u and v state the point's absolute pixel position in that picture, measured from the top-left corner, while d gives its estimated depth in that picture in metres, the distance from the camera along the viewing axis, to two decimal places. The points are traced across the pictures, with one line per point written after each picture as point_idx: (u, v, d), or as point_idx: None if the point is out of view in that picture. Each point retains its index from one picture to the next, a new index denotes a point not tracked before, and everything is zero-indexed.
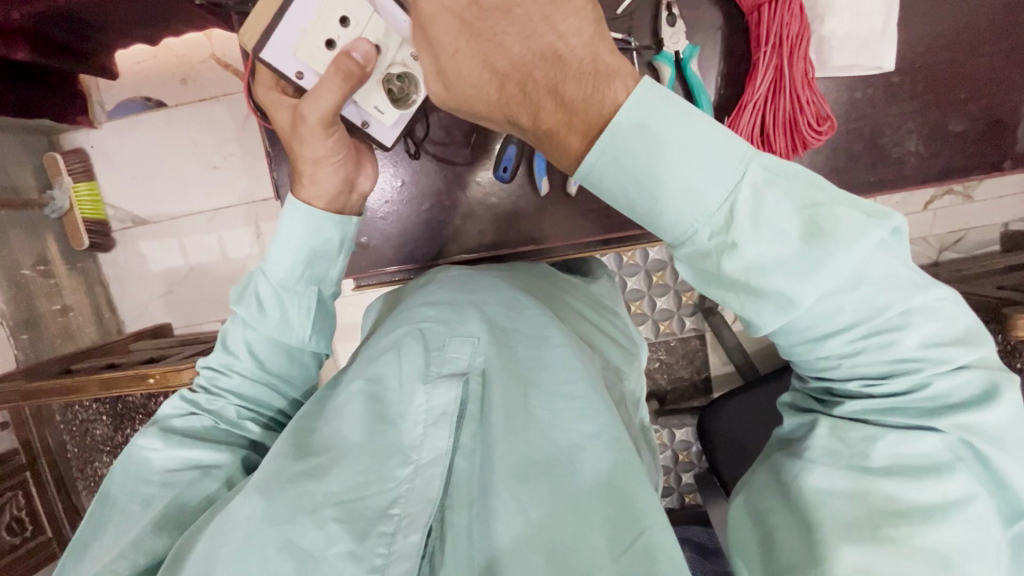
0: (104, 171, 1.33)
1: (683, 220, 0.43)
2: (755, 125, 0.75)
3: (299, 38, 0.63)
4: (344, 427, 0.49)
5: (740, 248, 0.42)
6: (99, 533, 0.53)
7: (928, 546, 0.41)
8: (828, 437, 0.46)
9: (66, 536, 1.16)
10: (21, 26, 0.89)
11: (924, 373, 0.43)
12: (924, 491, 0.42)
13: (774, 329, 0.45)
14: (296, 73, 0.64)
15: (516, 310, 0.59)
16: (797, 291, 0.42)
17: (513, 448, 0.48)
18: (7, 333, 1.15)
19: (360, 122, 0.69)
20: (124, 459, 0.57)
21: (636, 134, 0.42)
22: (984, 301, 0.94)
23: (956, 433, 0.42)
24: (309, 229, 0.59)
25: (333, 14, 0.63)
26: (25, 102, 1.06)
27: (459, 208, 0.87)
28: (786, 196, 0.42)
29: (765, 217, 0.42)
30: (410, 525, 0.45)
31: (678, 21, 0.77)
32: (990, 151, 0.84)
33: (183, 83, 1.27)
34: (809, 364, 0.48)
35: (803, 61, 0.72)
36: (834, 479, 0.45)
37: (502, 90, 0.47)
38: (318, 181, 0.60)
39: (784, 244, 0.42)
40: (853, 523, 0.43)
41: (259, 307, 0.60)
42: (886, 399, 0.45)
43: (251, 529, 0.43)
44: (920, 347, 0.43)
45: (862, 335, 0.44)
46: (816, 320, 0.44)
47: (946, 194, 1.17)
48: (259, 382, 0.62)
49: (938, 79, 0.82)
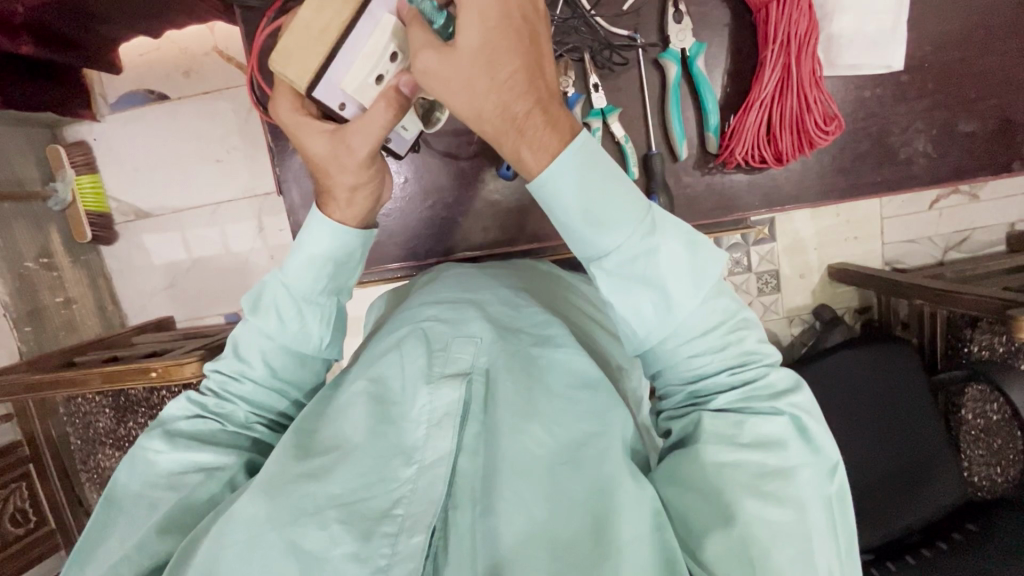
0: (106, 164, 1.32)
1: (608, 222, 0.48)
2: (761, 124, 0.75)
3: (348, 70, 0.54)
4: (352, 427, 0.49)
5: (659, 250, 0.48)
6: (106, 529, 0.53)
7: (783, 504, 0.45)
8: (710, 420, 0.48)
9: (69, 528, 1.17)
10: (23, 19, 0.89)
11: (763, 366, 0.50)
12: (779, 460, 0.46)
13: (665, 327, 0.49)
14: (338, 105, 0.55)
15: (516, 308, 0.58)
16: (678, 293, 0.48)
17: (511, 446, 0.48)
18: (9, 325, 1.16)
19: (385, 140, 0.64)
20: (130, 459, 0.57)
21: (590, 166, 0.47)
22: (986, 302, 0.89)
23: (791, 411, 0.48)
24: (337, 246, 0.58)
25: (385, 45, 0.53)
26: (25, 95, 1.05)
27: (462, 206, 0.87)
28: (673, 220, 0.50)
29: (661, 229, 0.48)
30: (414, 525, 0.44)
31: (684, 18, 0.77)
32: (999, 152, 0.84)
33: (186, 77, 1.27)
34: (679, 366, 0.51)
35: (811, 59, 0.71)
36: (722, 454, 0.46)
37: (491, 74, 0.44)
38: (355, 205, 0.57)
39: (674, 248, 0.48)
40: (744, 483, 0.45)
41: (278, 319, 0.59)
42: (741, 389, 0.49)
43: (255, 529, 0.44)
44: (760, 344, 0.51)
45: (726, 331, 0.51)
46: (694, 319, 0.49)
47: (952, 194, 1.16)
48: (270, 388, 0.60)
49: (949, 77, 0.81)
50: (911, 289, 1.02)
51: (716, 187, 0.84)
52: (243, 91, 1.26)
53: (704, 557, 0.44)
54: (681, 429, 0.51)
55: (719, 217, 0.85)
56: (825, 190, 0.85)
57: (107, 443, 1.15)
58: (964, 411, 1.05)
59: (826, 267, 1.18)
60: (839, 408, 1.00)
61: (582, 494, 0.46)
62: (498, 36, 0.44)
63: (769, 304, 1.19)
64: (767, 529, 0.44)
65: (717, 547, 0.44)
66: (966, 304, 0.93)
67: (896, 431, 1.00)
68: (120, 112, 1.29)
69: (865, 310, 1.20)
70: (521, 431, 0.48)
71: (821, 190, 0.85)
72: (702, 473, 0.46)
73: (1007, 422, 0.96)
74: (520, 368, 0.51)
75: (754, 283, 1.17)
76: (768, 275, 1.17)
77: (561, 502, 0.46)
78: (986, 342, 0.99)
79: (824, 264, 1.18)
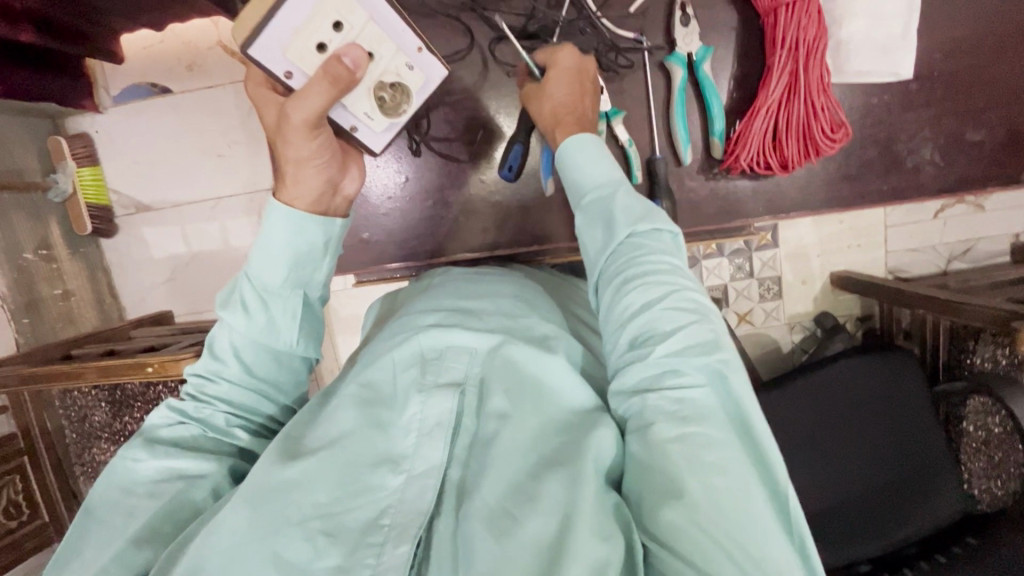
0: (107, 156, 1.32)
1: (583, 175, 0.61)
2: (767, 130, 0.73)
3: (290, 37, 0.57)
4: (338, 430, 0.48)
5: (615, 195, 0.58)
6: (88, 531, 0.52)
7: (723, 474, 0.43)
8: (651, 394, 0.47)
9: (62, 521, 1.17)
10: (23, 8, 0.89)
11: (695, 323, 0.50)
12: (713, 434, 0.44)
13: (612, 263, 0.56)
14: (284, 73, 0.58)
15: (511, 316, 0.57)
16: (622, 229, 0.56)
17: (504, 461, 0.47)
18: (7, 316, 1.16)
19: (348, 126, 0.64)
20: (109, 470, 0.55)
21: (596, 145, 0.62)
22: (993, 313, 0.87)
23: (722, 366, 0.47)
24: (293, 232, 0.57)
25: (326, 15, 0.57)
26: (25, 85, 1.05)
27: (462, 206, 0.86)
28: (627, 189, 0.59)
29: (619, 189, 0.58)
30: (400, 536, 0.44)
31: (691, 22, 0.75)
32: (1007, 162, 0.83)
33: (188, 71, 1.26)
34: (621, 311, 0.52)
35: (818, 65, 0.70)
36: (666, 430, 0.45)
37: (553, 95, 0.67)
38: (301, 182, 0.58)
39: (628, 201, 0.57)
40: (684, 462, 0.43)
41: (243, 312, 0.57)
42: (679, 337, 0.49)
43: (238, 541, 0.43)
44: (693, 300, 0.52)
45: (661, 283, 0.52)
46: (632, 260, 0.54)
47: (958, 203, 1.15)
48: (248, 388, 0.59)
49: (958, 86, 0.81)
50: (915, 299, 1.01)
51: (720, 193, 0.83)
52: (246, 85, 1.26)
53: (659, 526, 0.43)
54: (623, 406, 0.50)
55: (723, 222, 0.84)
56: (830, 198, 0.84)
57: (102, 436, 1.15)
58: (966, 423, 1.05)
59: (828, 274, 1.17)
60: (838, 417, 0.99)
61: (560, 495, 0.44)
62: (566, 75, 0.67)
63: (770, 309, 1.18)
64: (714, 500, 0.42)
65: (678, 534, 0.42)
66: (969, 315, 0.91)
67: (893, 442, 0.99)
68: (122, 105, 1.29)
69: (866, 318, 1.20)
70: (511, 446, 0.48)
71: (827, 197, 0.84)
72: (649, 450, 0.45)
73: (1008, 436, 0.96)
74: (512, 377, 0.51)
75: (756, 288, 1.17)
76: (770, 281, 1.17)
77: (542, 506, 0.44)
78: (989, 354, 0.98)
79: (825, 270, 1.17)
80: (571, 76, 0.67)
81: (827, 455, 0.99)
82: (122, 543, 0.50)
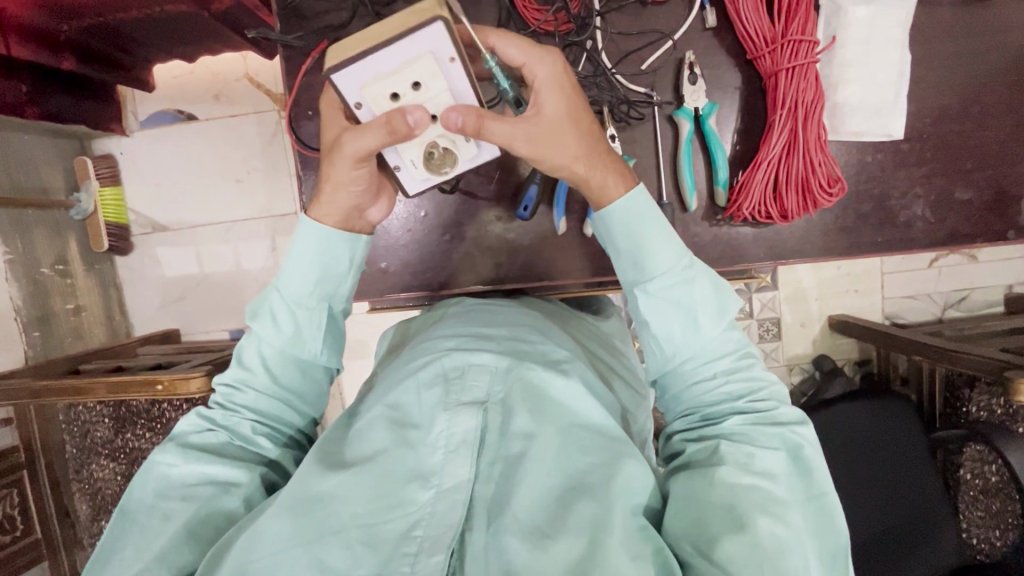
0: (130, 177, 1.37)
1: (653, 259, 0.59)
2: (768, 182, 0.78)
3: (371, 76, 0.57)
4: (373, 448, 0.51)
5: (691, 285, 0.58)
6: (122, 535, 0.54)
7: (786, 520, 0.49)
8: (726, 445, 0.53)
9: (54, 537, 1.16)
10: (67, 38, 0.96)
11: (766, 401, 0.56)
12: (779, 487, 0.51)
13: (691, 349, 0.58)
14: (354, 102, 0.58)
15: (528, 343, 0.59)
16: (704, 323, 0.58)
17: (535, 478, 0.50)
18: (18, 329, 1.18)
19: (393, 165, 0.64)
20: (143, 474, 0.57)
21: (642, 221, 0.59)
22: (988, 363, 0.89)
23: (795, 437, 0.54)
24: (322, 247, 0.61)
25: (411, 72, 0.56)
26: (61, 108, 1.11)
27: (476, 241, 0.90)
28: (704, 275, 0.59)
29: (693, 276, 0.58)
30: (433, 546, 0.47)
31: (699, 80, 0.81)
32: (994, 220, 0.87)
33: (216, 100, 1.32)
34: (703, 393, 0.58)
35: (816, 125, 0.75)
36: (737, 476, 0.51)
37: (569, 141, 0.57)
38: (334, 201, 0.60)
39: (705, 291, 0.58)
40: (755, 504, 0.49)
41: (273, 323, 0.61)
42: (756, 415, 0.55)
43: (281, 546, 0.47)
44: (763, 379, 0.58)
45: (735, 364, 0.59)
46: (711, 345, 0.58)
47: (952, 253, 1.19)
48: (273, 398, 0.61)
49: (946, 148, 0.86)
50: (911, 345, 1.04)
51: (723, 238, 0.87)
52: (271, 116, 1.32)
53: (716, 556, 0.47)
54: (692, 452, 0.56)
55: (725, 266, 0.88)
56: (827, 247, 0.88)
57: (103, 453, 1.16)
58: (964, 470, 1.06)
59: (827, 318, 1.20)
60: (836, 462, 1.01)
61: (589, 516, 0.48)
62: (563, 111, 0.57)
63: (770, 350, 1.21)
64: (774, 542, 0.48)
65: (730, 550, 0.47)
66: (965, 363, 0.94)
67: (892, 487, 1.00)
68: (150, 129, 1.34)
69: (864, 363, 1.22)
70: (541, 466, 0.50)
71: (824, 246, 0.88)
72: (718, 490, 0.50)
73: (1005, 485, 0.98)
74: (534, 398, 0.53)
75: (755, 329, 1.20)
76: (769, 322, 1.20)
77: (569, 524, 0.48)
78: (985, 403, 1.00)
79: (824, 314, 1.20)
80: (575, 111, 0.57)
81: None
82: (156, 551, 0.52)
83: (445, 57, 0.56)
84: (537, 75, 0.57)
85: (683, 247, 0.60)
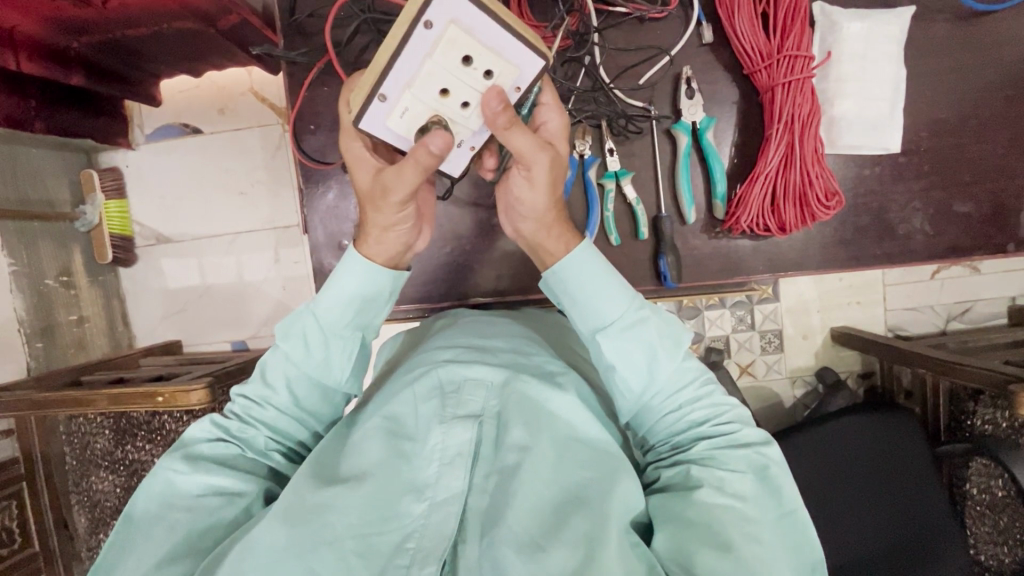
0: (135, 189, 1.38)
1: (605, 303, 0.58)
2: (766, 196, 0.78)
3: (467, 24, 0.49)
4: (365, 460, 0.51)
5: (645, 323, 0.57)
6: (120, 542, 0.54)
7: (759, 539, 0.49)
8: (698, 469, 0.53)
9: (52, 551, 1.15)
10: (77, 54, 0.98)
11: (729, 426, 0.56)
12: (752, 508, 0.51)
13: (651, 386, 0.57)
14: (424, 18, 0.48)
15: (526, 356, 0.60)
16: (663, 359, 0.57)
17: (526, 495, 0.50)
18: (21, 340, 1.19)
19: (382, 92, 0.53)
20: (149, 480, 0.57)
21: (596, 260, 0.59)
22: (992, 376, 0.88)
23: (762, 458, 0.54)
24: (364, 279, 0.59)
25: (490, 63, 0.52)
26: (70, 123, 1.13)
27: (476, 252, 0.90)
28: (655, 312, 0.59)
29: (643, 316, 0.58)
30: (426, 557, 0.47)
31: (696, 95, 0.82)
32: (994, 233, 0.87)
33: (221, 114, 1.34)
34: (671, 425, 0.57)
35: (813, 139, 0.75)
36: (712, 496, 0.51)
37: (556, 189, 0.57)
38: (384, 242, 0.59)
39: (660, 328, 0.58)
40: (730, 523, 0.49)
41: (304, 346, 0.60)
42: (722, 442, 0.55)
43: (274, 558, 0.46)
44: (726, 404, 0.58)
45: (698, 392, 0.58)
46: (671, 379, 0.58)
47: (954, 265, 1.19)
48: (292, 416, 0.62)
49: (945, 161, 0.86)
50: (914, 358, 1.03)
51: (721, 250, 0.88)
52: (275, 131, 1.33)
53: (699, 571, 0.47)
54: (668, 477, 0.55)
55: (724, 278, 0.88)
56: (827, 259, 0.88)
57: (102, 465, 1.15)
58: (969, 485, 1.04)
59: (829, 330, 1.20)
60: (838, 476, 1.00)
61: (583, 531, 0.47)
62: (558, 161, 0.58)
63: (772, 363, 1.20)
64: (750, 559, 0.48)
65: (710, 565, 0.47)
66: (966, 376, 0.93)
67: (894, 501, 0.99)
68: (155, 142, 1.36)
69: (867, 375, 1.21)
70: (530, 482, 0.50)
71: (824, 259, 0.88)
72: (696, 508, 0.50)
73: (1013, 500, 0.96)
74: (530, 410, 0.53)
75: (757, 340, 1.19)
76: (771, 334, 1.19)
77: (562, 538, 0.47)
78: (990, 416, 0.99)
79: (826, 326, 1.20)
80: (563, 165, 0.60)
81: (825, 512, 0.99)
82: (155, 560, 0.52)
83: (516, 85, 0.55)
84: (550, 122, 0.60)
85: (633, 290, 0.59)
